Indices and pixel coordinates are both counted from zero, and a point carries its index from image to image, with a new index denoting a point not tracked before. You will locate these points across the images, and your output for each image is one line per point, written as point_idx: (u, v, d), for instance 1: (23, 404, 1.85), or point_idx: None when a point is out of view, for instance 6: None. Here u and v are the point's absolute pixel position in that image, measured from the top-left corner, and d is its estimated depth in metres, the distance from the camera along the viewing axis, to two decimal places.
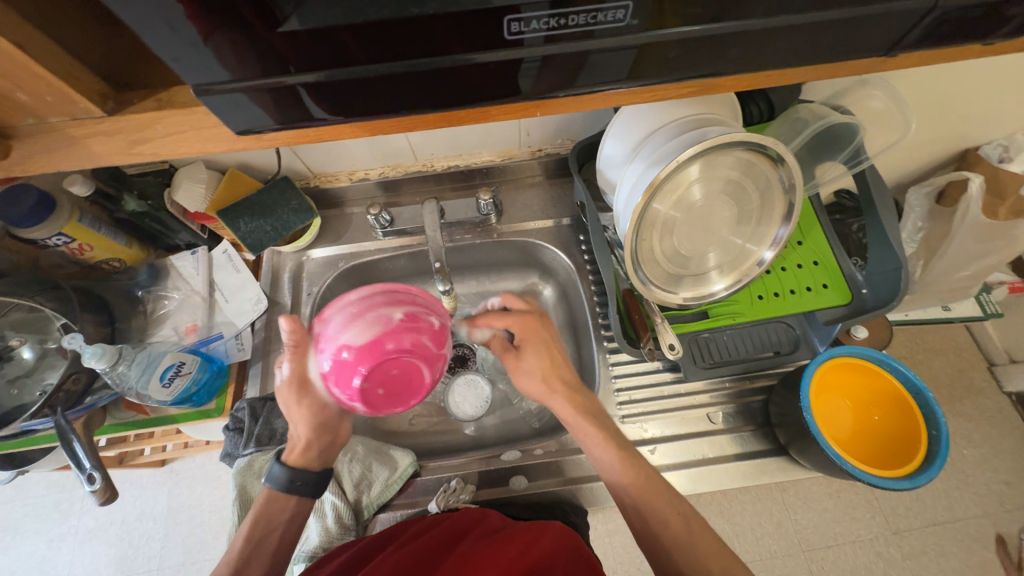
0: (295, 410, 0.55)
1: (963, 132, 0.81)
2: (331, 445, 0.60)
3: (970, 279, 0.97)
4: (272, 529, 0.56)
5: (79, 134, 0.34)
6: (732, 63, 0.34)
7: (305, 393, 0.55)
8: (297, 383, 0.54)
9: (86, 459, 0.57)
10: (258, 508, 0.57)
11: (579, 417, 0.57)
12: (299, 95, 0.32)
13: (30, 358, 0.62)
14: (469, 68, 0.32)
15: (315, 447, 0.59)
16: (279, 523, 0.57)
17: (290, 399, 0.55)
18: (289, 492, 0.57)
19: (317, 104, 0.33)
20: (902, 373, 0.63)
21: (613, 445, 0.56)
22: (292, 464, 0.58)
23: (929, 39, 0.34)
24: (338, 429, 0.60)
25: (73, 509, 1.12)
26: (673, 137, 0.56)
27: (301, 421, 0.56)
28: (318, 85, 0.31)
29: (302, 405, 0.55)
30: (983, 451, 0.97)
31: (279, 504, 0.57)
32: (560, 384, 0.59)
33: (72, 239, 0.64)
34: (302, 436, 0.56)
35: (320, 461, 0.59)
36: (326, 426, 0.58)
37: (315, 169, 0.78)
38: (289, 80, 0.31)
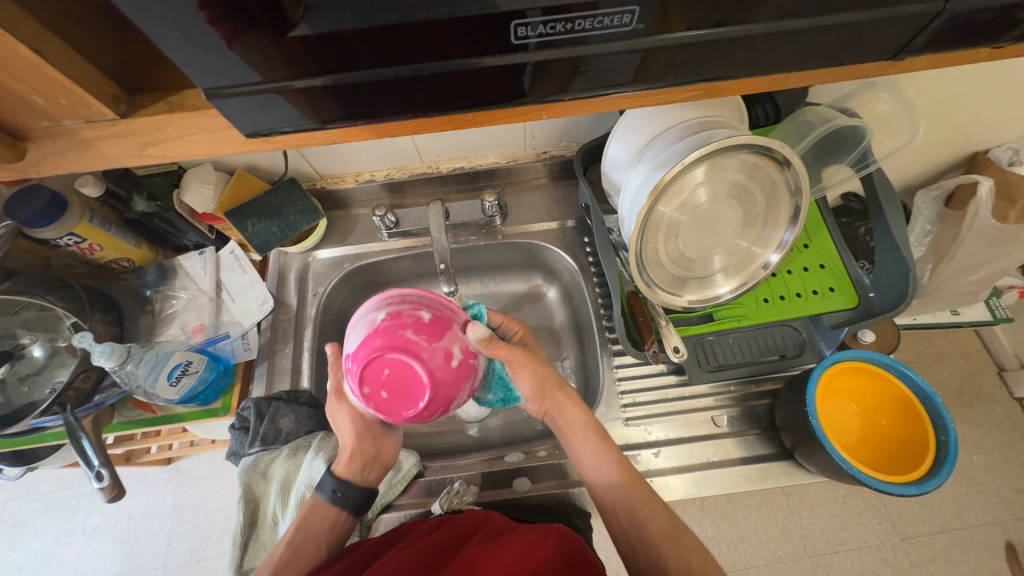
0: (340, 415, 0.59)
1: (972, 135, 0.80)
2: (376, 458, 0.61)
3: (979, 283, 0.96)
4: (310, 537, 0.58)
5: (92, 136, 0.35)
6: (738, 66, 0.34)
7: (346, 402, 0.60)
8: (339, 394, 0.59)
9: (94, 456, 0.57)
10: (300, 516, 0.59)
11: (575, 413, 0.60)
12: (308, 98, 0.33)
13: (40, 356, 0.62)
14: (475, 72, 0.32)
15: (359, 458, 0.60)
16: (318, 533, 0.59)
17: (336, 408, 0.60)
18: (332, 503, 0.59)
19: (326, 107, 0.34)
20: (910, 378, 0.62)
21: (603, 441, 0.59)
22: (338, 476, 0.59)
23: (937, 43, 0.34)
24: (382, 446, 0.62)
25: (81, 506, 1.13)
26: (678, 140, 0.56)
27: (347, 430, 0.59)
28: (326, 89, 0.32)
29: (349, 413, 0.59)
30: (992, 458, 0.95)
31: (318, 515, 0.59)
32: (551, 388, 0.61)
33: (82, 239, 0.65)
34: (347, 441, 0.59)
35: (362, 475, 0.60)
36: (370, 437, 0.60)
37: (321, 170, 0.78)
38: (298, 83, 0.31)
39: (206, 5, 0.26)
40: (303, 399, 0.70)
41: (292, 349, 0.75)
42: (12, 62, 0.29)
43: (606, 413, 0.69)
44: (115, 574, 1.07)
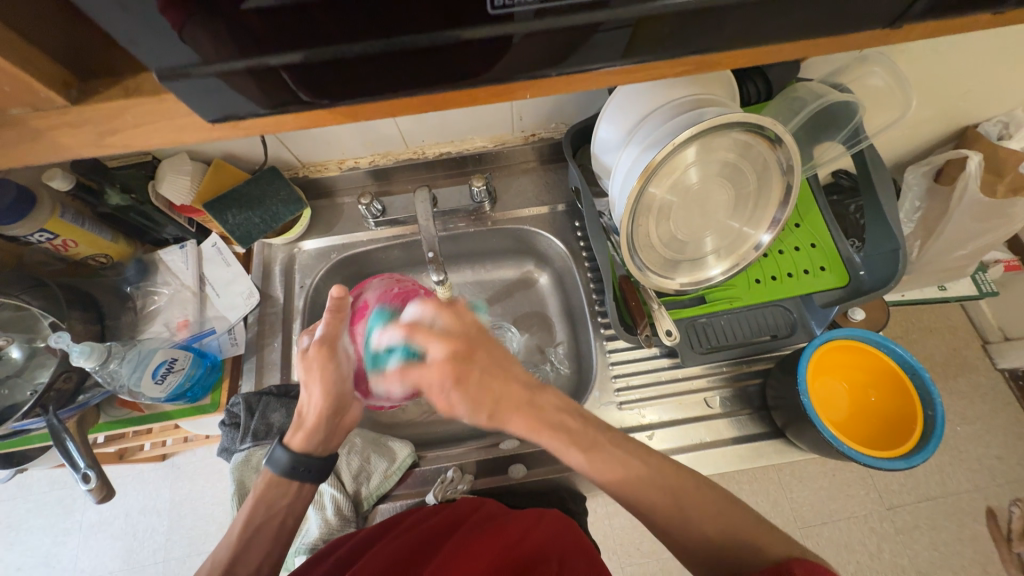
0: (317, 374, 0.55)
1: (961, 109, 0.79)
2: (336, 433, 0.59)
3: (967, 258, 0.97)
4: (271, 515, 0.55)
5: (43, 126, 0.32)
6: (730, 34, 0.33)
7: (332, 357, 0.55)
8: (327, 345, 0.55)
9: (80, 458, 0.56)
10: (258, 493, 0.56)
11: (538, 432, 0.50)
12: (279, 79, 0.31)
13: (19, 357, 0.61)
14: (449, 46, 0.30)
15: (321, 428, 0.57)
16: (279, 509, 0.56)
17: (314, 363, 0.55)
18: (290, 477, 0.56)
19: (299, 88, 0.32)
20: (899, 355, 0.62)
21: (578, 448, 0.49)
22: (293, 449, 0.56)
23: (937, 8, 0.32)
24: (344, 414, 0.59)
25: (77, 505, 1.12)
26: (669, 119, 0.54)
27: (315, 389, 0.55)
28: (297, 68, 0.30)
29: (326, 368, 0.55)
30: (975, 427, 0.98)
31: (279, 491, 0.56)
32: (512, 412, 0.50)
33: (55, 235, 0.63)
34: (317, 409, 0.55)
35: (321, 446, 0.58)
36: (336, 405, 0.57)
37: (303, 158, 0.76)
38: (271, 61, 0.29)
39: None
40: (293, 393, 0.69)
41: (281, 342, 0.73)
42: None
43: (599, 398, 0.69)
44: (115, 571, 1.07)
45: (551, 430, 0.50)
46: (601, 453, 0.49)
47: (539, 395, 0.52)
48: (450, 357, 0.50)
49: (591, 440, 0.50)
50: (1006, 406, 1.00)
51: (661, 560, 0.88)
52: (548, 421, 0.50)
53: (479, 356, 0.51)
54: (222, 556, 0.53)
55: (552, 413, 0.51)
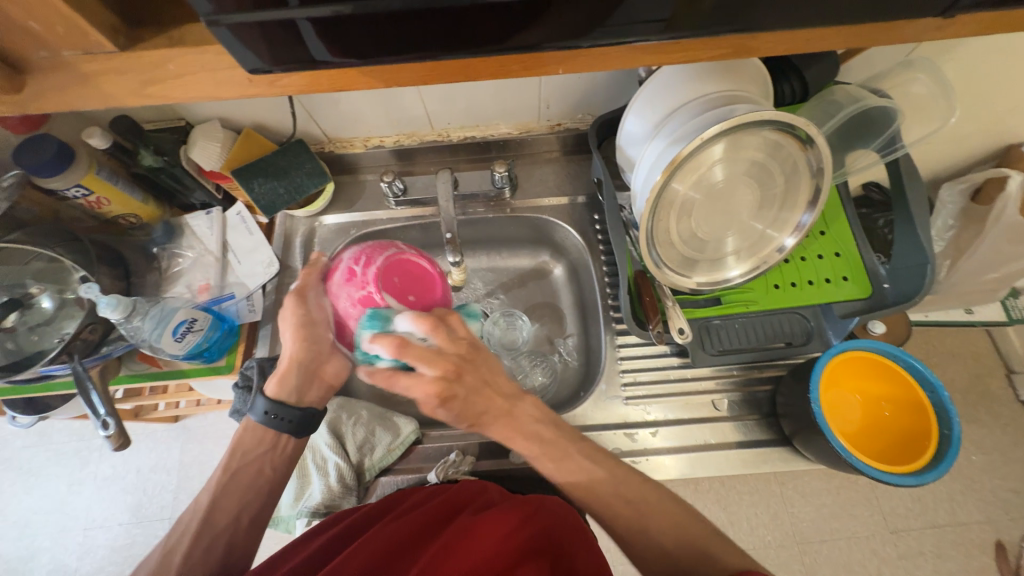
0: (288, 321, 0.54)
1: (1006, 125, 0.76)
2: (310, 387, 0.58)
3: (998, 282, 0.93)
4: (245, 463, 0.57)
5: (91, 71, 0.34)
6: (768, 17, 0.32)
7: (304, 309, 0.54)
8: (298, 293, 0.53)
9: (101, 406, 0.59)
10: (237, 440, 0.57)
11: (512, 440, 0.51)
12: (297, 29, 0.31)
13: (49, 307, 0.63)
14: (477, 9, 0.30)
15: (289, 378, 0.56)
16: (255, 458, 0.57)
17: (287, 310, 0.54)
18: (265, 426, 0.57)
19: (323, 45, 0.32)
20: (918, 371, 0.61)
21: (550, 458, 0.51)
22: (271, 398, 0.57)
23: (987, 0, 0.31)
24: (322, 363, 0.58)
25: (92, 457, 1.17)
26: (699, 114, 0.54)
27: (288, 338, 0.54)
28: (322, 20, 0.30)
29: (296, 318, 0.54)
30: (991, 458, 0.95)
31: (252, 438, 0.57)
32: (488, 420, 0.50)
33: (90, 191, 0.65)
34: (290, 356, 0.54)
35: (298, 396, 0.58)
36: (314, 353, 0.56)
37: (330, 133, 0.77)
38: (289, 14, 0.29)
39: None
40: None
41: None
42: None
43: (606, 391, 0.69)
44: (123, 523, 1.11)
45: (527, 440, 0.51)
46: (570, 462, 0.51)
47: (517, 405, 0.51)
48: (444, 381, 0.45)
49: (565, 451, 0.51)
50: None
51: None
52: (522, 430, 0.51)
53: (469, 377, 0.47)
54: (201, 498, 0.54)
55: (526, 422, 0.51)
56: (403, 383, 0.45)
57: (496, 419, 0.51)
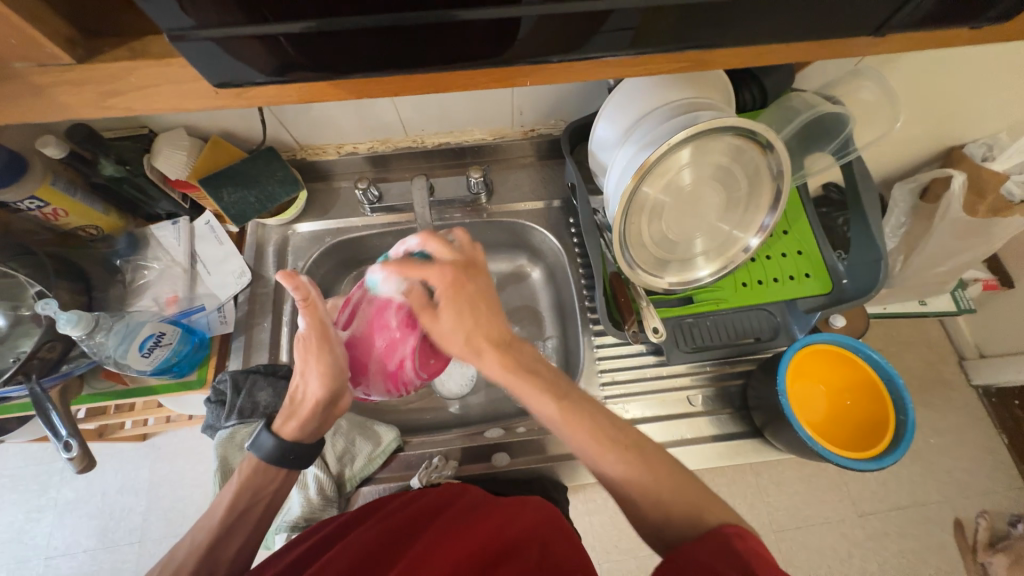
0: (314, 363, 0.54)
1: (948, 129, 0.82)
2: (330, 419, 0.59)
3: (947, 275, 1.00)
4: (257, 500, 0.54)
5: (47, 83, 0.33)
6: (726, 33, 0.34)
7: (325, 346, 0.55)
8: (319, 334, 0.54)
9: (62, 427, 0.56)
10: (243, 478, 0.54)
11: (512, 373, 0.52)
12: (277, 45, 0.31)
13: (3, 325, 0.60)
14: (451, 26, 0.31)
15: (315, 413, 0.56)
16: (266, 494, 0.55)
17: (310, 350, 0.54)
18: (276, 465, 0.55)
19: (301, 59, 0.32)
20: (875, 361, 0.64)
21: (553, 397, 0.51)
22: (286, 438, 0.55)
23: (918, 18, 0.33)
24: (341, 402, 0.58)
25: (53, 481, 1.11)
26: (666, 120, 0.56)
27: (313, 379, 0.54)
28: (299, 36, 0.31)
29: (322, 357, 0.54)
30: (947, 440, 1.01)
31: (264, 471, 0.55)
32: (485, 346, 0.53)
33: (45, 203, 0.62)
34: (313, 397, 0.54)
35: (314, 434, 0.57)
36: (334, 394, 0.56)
37: (301, 140, 0.76)
38: (270, 30, 0.30)
39: None
40: (281, 372, 0.68)
41: (270, 322, 0.74)
42: None
43: (585, 391, 0.70)
44: (89, 549, 1.06)
45: (526, 375, 0.52)
46: (572, 402, 0.52)
47: (515, 341, 0.55)
48: (447, 279, 0.53)
49: (565, 391, 0.52)
50: (978, 421, 1.03)
51: (639, 557, 0.90)
52: (523, 366, 0.53)
53: (474, 283, 0.55)
54: (200, 539, 0.51)
55: (525, 358, 0.54)
56: (415, 269, 0.54)
57: (494, 348, 0.53)
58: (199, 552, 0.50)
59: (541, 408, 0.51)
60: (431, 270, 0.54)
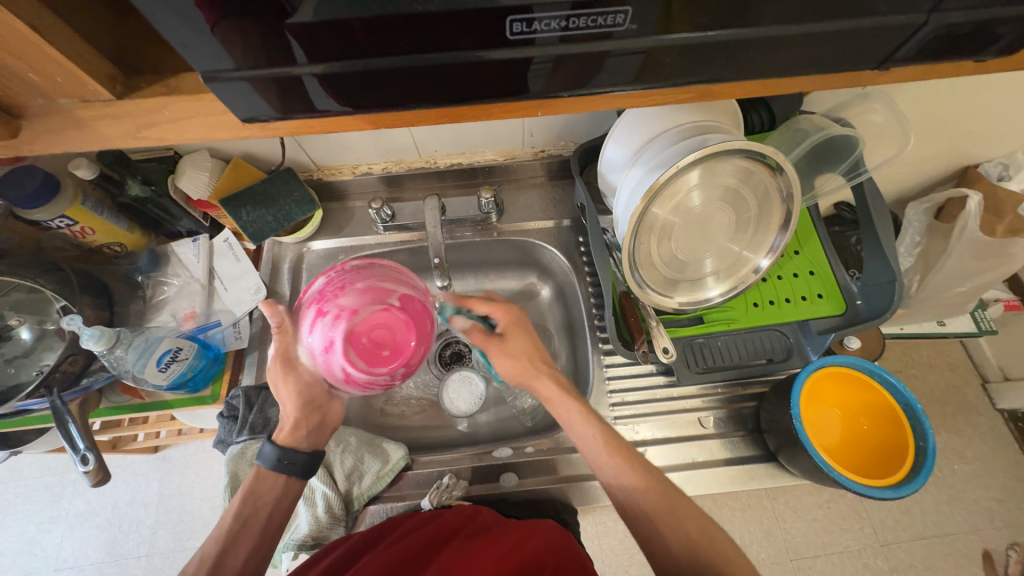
0: (279, 385, 0.57)
1: (962, 149, 0.81)
2: (321, 428, 0.60)
3: (967, 295, 0.98)
4: (257, 511, 0.55)
5: (87, 116, 0.35)
6: (732, 69, 0.35)
7: (290, 368, 0.58)
8: (282, 358, 0.58)
9: (80, 440, 0.57)
10: (247, 488, 0.55)
11: (564, 395, 0.57)
12: (306, 84, 0.33)
13: (28, 338, 0.62)
14: (474, 65, 0.32)
15: (303, 424, 0.58)
16: (265, 504, 0.55)
17: (279, 377, 0.58)
18: (279, 473, 0.56)
19: (329, 96, 0.34)
20: (893, 385, 0.63)
21: (594, 423, 0.55)
22: (282, 444, 0.57)
23: (920, 53, 0.34)
24: (325, 410, 0.60)
25: (65, 492, 1.12)
26: (675, 143, 0.56)
27: (288, 399, 0.57)
28: (329, 76, 0.32)
29: (288, 379, 0.58)
30: (973, 467, 0.97)
31: (266, 485, 0.55)
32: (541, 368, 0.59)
33: (74, 222, 0.65)
34: (289, 413, 0.57)
35: (309, 442, 0.59)
36: (312, 404, 0.59)
37: (318, 162, 0.78)
38: (304, 70, 0.31)
39: None
40: None
41: None
42: (16, 41, 0.29)
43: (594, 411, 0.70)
44: (97, 562, 1.06)
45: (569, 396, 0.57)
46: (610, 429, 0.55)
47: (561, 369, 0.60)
48: (510, 317, 0.61)
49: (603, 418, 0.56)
50: (1005, 448, 0.99)
51: None
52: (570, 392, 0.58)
53: (529, 327, 0.62)
54: (210, 550, 0.52)
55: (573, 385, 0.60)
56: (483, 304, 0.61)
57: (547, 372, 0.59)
58: (209, 560, 0.51)
59: (583, 429, 0.55)
60: (497, 307, 0.61)
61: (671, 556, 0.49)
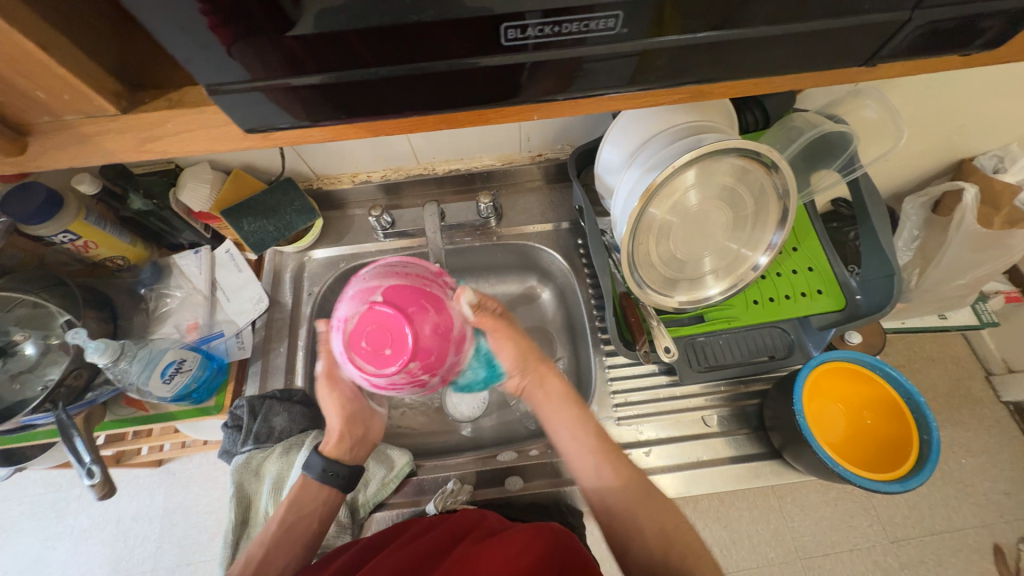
0: (326, 401, 0.61)
1: (956, 143, 0.82)
2: (365, 442, 0.64)
3: (967, 288, 0.98)
4: (301, 516, 0.59)
5: (92, 131, 0.35)
6: (724, 69, 0.35)
7: (334, 385, 0.61)
8: (328, 376, 0.61)
9: (86, 453, 0.57)
10: (290, 499, 0.59)
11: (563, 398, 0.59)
12: (305, 94, 0.33)
13: (32, 353, 0.62)
14: (470, 72, 0.33)
15: (348, 439, 0.62)
16: (310, 511, 0.59)
17: (327, 393, 0.61)
18: (322, 484, 0.60)
19: (326, 104, 0.34)
20: (895, 378, 0.63)
21: (590, 427, 0.57)
22: (328, 455, 0.61)
23: (908, 49, 0.35)
24: (367, 426, 0.64)
25: (70, 508, 1.12)
26: (671, 143, 0.57)
27: (335, 414, 0.61)
28: (326, 86, 0.33)
29: (334, 395, 0.61)
30: (980, 461, 0.97)
31: (309, 496, 0.59)
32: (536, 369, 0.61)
33: (77, 236, 0.65)
34: (335, 427, 0.61)
35: (352, 454, 0.63)
36: (356, 418, 0.62)
37: (318, 171, 0.79)
38: (301, 80, 0.32)
39: (205, 7, 0.27)
40: (296, 397, 0.70)
41: (286, 347, 0.75)
42: (23, 60, 0.30)
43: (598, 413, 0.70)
44: None
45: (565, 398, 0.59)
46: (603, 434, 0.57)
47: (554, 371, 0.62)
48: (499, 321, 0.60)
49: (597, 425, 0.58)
50: (1011, 440, 0.99)
51: None
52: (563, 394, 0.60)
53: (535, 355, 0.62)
54: (255, 552, 0.57)
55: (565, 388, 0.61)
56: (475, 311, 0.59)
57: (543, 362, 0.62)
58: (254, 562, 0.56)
59: (579, 431, 0.57)
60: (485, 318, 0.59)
61: (647, 551, 0.49)
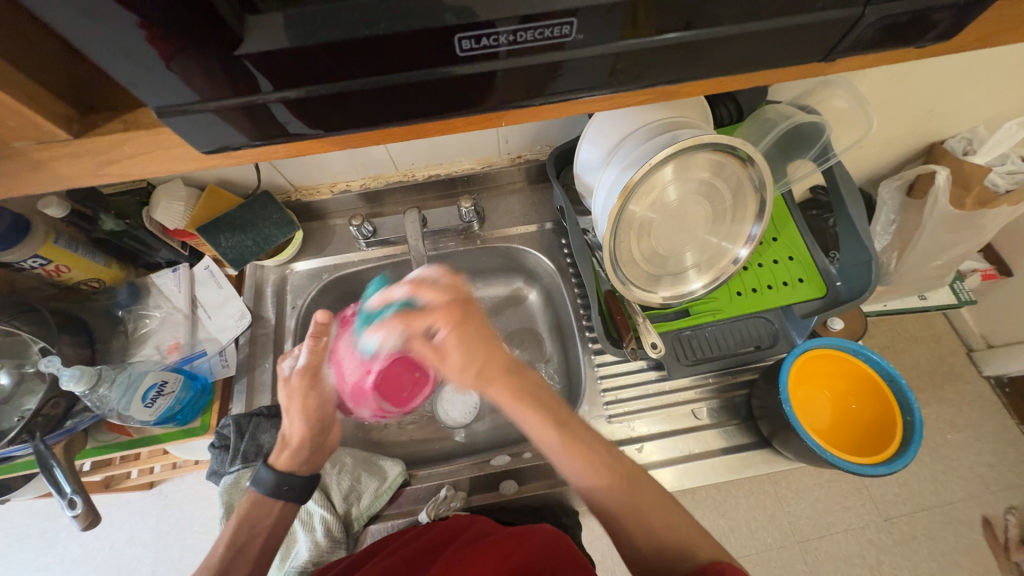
0: (297, 402, 0.59)
1: (926, 127, 0.83)
2: (320, 454, 0.63)
3: (944, 268, 1.00)
4: (254, 535, 0.57)
5: (44, 157, 0.35)
6: (685, 68, 0.35)
7: (314, 386, 0.60)
8: (309, 373, 0.59)
9: (67, 484, 0.55)
10: (242, 514, 0.57)
11: (519, 400, 0.51)
12: (275, 110, 0.33)
13: (6, 383, 0.60)
14: (443, 80, 0.33)
15: (305, 448, 0.60)
16: (264, 528, 0.58)
17: (297, 390, 0.59)
18: (275, 497, 0.58)
19: (297, 118, 0.34)
20: (875, 361, 0.65)
21: (554, 429, 0.50)
22: (279, 468, 0.59)
23: (863, 44, 0.35)
24: (328, 434, 0.63)
25: (60, 537, 1.09)
26: (646, 140, 0.57)
27: (295, 418, 0.59)
28: (301, 101, 0.32)
29: (307, 397, 0.60)
30: (965, 435, 0.99)
31: (264, 510, 0.58)
32: (495, 374, 0.51)
33: (48, 260, 0.64)
34: (299, 434, 0.59)
35: (306, 465, 0.61)
36: (319, 426, 0.61)
37: (296, 182, 0.78)
38: (267, 97, 0.31)
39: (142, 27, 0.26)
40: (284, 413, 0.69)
41: (271, 363, 0.74)
42: None
43: (589, 412, 0.70)
44: None
45: (531, 402, 0.51)
46: (571, 430, 0.51)
47: (521, 367, 0.53)
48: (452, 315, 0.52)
49: (565, 418, 0.51)
50: (994, 413, 1.01)
51: None
52: (529, 392, 0.52)
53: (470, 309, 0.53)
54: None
55: (531, 384, 0.52)
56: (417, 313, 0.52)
57: (500, 369, 0.52)
58: None
59: (545, 438, 0.51)
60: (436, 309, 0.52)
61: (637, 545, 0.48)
